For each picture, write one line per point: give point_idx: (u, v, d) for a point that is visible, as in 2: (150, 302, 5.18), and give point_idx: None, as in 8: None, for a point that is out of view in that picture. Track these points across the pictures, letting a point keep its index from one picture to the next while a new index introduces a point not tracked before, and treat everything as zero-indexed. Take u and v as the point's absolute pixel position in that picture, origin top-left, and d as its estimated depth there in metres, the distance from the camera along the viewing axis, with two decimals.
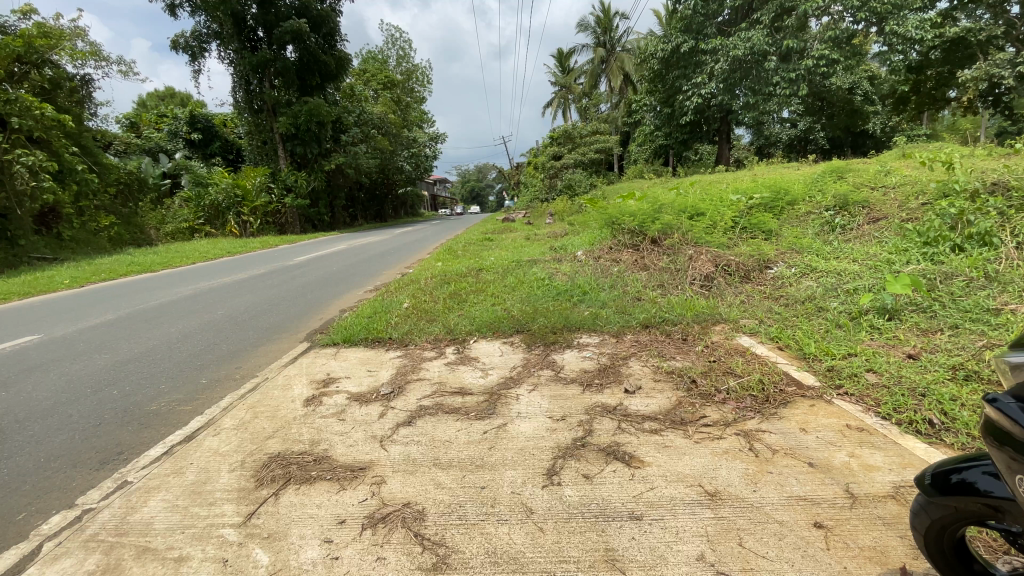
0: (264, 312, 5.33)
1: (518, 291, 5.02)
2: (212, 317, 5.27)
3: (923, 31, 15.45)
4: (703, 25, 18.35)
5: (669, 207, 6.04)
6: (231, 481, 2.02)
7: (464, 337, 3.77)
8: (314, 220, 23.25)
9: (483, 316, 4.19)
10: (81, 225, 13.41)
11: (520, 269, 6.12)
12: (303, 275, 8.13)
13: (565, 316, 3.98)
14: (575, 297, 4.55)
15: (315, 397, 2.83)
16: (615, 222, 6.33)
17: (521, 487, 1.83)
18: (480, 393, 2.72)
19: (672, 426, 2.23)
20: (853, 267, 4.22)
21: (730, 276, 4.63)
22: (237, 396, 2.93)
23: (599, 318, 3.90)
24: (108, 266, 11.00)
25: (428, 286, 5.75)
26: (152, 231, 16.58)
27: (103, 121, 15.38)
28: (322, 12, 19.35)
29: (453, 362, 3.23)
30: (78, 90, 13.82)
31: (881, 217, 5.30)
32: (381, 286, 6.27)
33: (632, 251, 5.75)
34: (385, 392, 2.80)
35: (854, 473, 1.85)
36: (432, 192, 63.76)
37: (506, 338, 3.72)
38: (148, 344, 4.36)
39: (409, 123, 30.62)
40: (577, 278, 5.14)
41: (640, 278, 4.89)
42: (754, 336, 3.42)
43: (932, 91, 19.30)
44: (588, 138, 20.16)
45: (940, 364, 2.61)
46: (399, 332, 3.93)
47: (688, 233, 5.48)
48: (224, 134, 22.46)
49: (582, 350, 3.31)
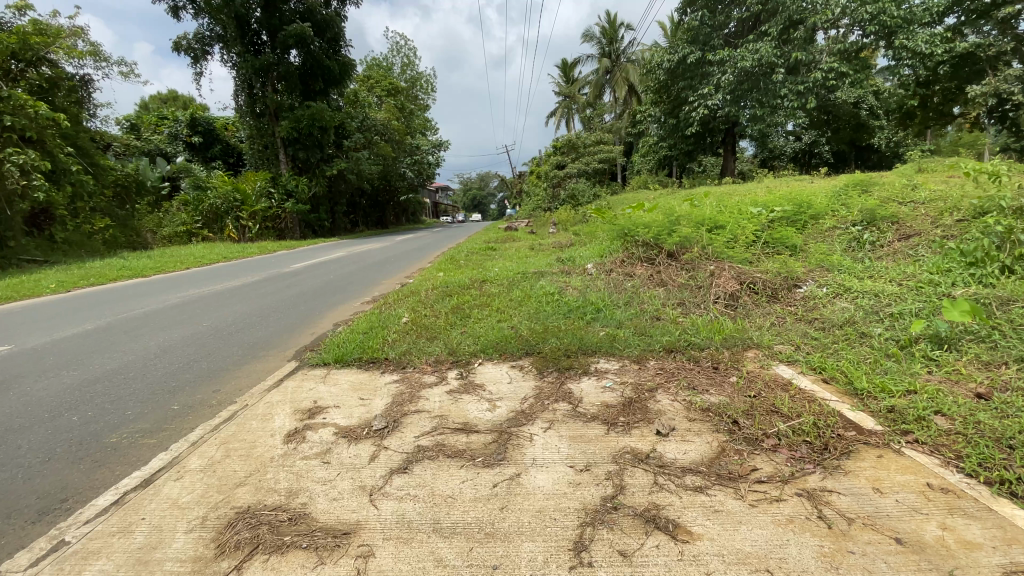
0: (254, 325, 4.97)
1: (525, 306, 4.66)
2: (196, 329, 4.90)
3: (932, 46, 15.43)
4: (709, 37, 18.48)
5: (686, 220, 5.68)
6: (185, 547, 1.65)
7: (467, 358, 3.42)
8: (314, 227, 22.91)
9: (488, 334, 3.84)
10: (74, 226, 13.25)
11: (527, 282, 5.78)
12: (300, 284, 7.77)
13: (578, 337, 3.61)
14: (588, 315, 4.19)
15: (299, 431, 2.47)
16: (628, 233, 5.96)
17: (541, 569, 1.46)
18: (488, 430, 2.34)
19: (722, 483, 1.87)
20: (892, 288, 3.90)
21: (756, 294, 4.25)
22: (209, 428, 2.56)
23: (617, 340, 3.55)
24: (99, 270, 10.69)
25: (429, 299, 5.40)
26: (148, 235, 16.22)
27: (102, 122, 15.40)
28: (326, 16, 19.28)
29: (457, 390, 2.87)
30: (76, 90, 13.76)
31: (913, 235, 4.97)
32: (378, 298, 5.89)
33: (646, 265, 5.37)
34: (376, 428, 2.42)
35: (954, 554, 1.50)
36: (434, 200, 63.83)
37: (513, 361, 3.36)
38: (123, 359, 3.99)
39: (412, 131, 30.49)
40: (589, 294, 4.78)
41: (658, 295, 4.53)
42: (792, 366, 3.06)
43: (939, 107, 19.19)
44: (591, 148, 19.97)
45: (1019, 407, 2.26)
46: (396, 352, 3.56)
47: (707, 247, 5.06)
48: (225, 137, 22.27)
49: (601, 378, 2.96)
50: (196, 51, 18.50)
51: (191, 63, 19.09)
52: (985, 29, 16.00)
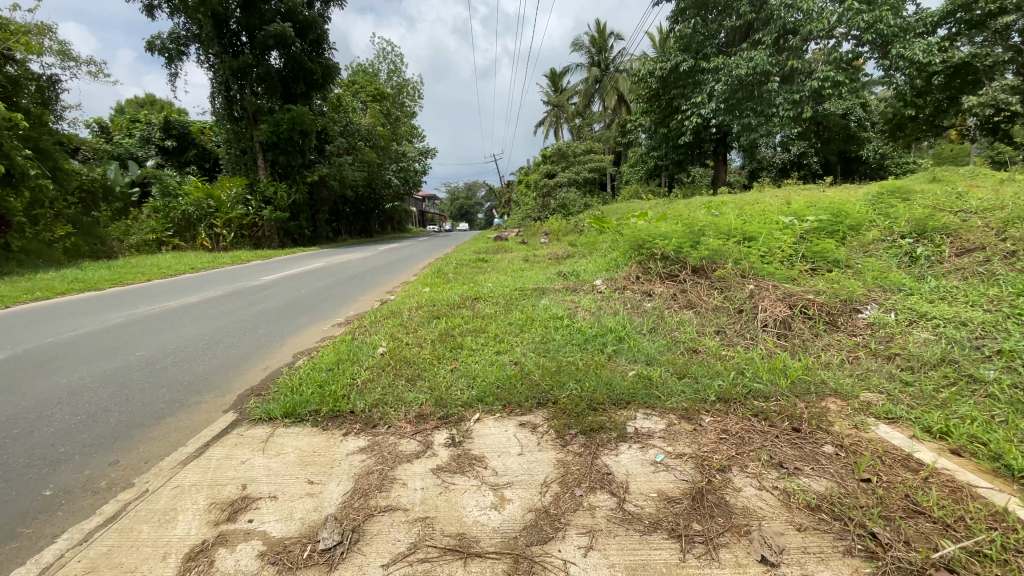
0: (196, 356, 4.06)
1: (529, 332, 3.84)
2: (124, 361, 3.98)
3: (929, 55, 15.05)
4: (703, 45, 18.12)
5: (711, 230, 4.93)
6: None
7: (459, 412, 2.57)
8: (294, 235, 21.88)
9: (487, 374, 3.01)
10: (32, 234, 12.23)
11: (525, 301, 4.98)
12: (266, 299, 6.86)
13: (603, 381, 2.77)
14: (608, 347, 3.37)
15: (210, 550, 1.64)
16: (643, 245, 5.19)
17: None
18: (496, 554, 1.54)
19: None
20: (986, 316, 3.18)
21: (811, 322, 3.49)
22: (77, 543, 1.73)
23: (653, 384, 2.75)
24: (46, 283, 9.63)
25: (412, 322, 4.55)
26: (114, 242, 15.19)
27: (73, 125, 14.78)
28: (309, 17, 18.47)
29: (448, 467, 2.05)
30: (45, 90, 13.36)
31: (975, 249, 4.30)
32: (353, 320, 5.01)
33: (667, 282, 4.58)
34: (325, 547, 1.60)
35: None
36: (419, 209, 63.00)
37: (520, 414, 2.54)
38: (13, 406, 3.08)
39: (399, 138, 29.64)
40: (605, 318, 3.97)
41: (689, 320, 3.76)
42: (896, 429, 2.33)
43: (930, 119, 19.05)
44: (582, 157, 19.36)
45: None
46: (366, 402, 2.71)
47: (740, 262, 4.29)
48: (201, 142, 21.26)
49: (646, 446, 2.16)
50: (171, 51, 17.58)
51: (165, 64, 18.16)
52: (979, 39, 15.76)
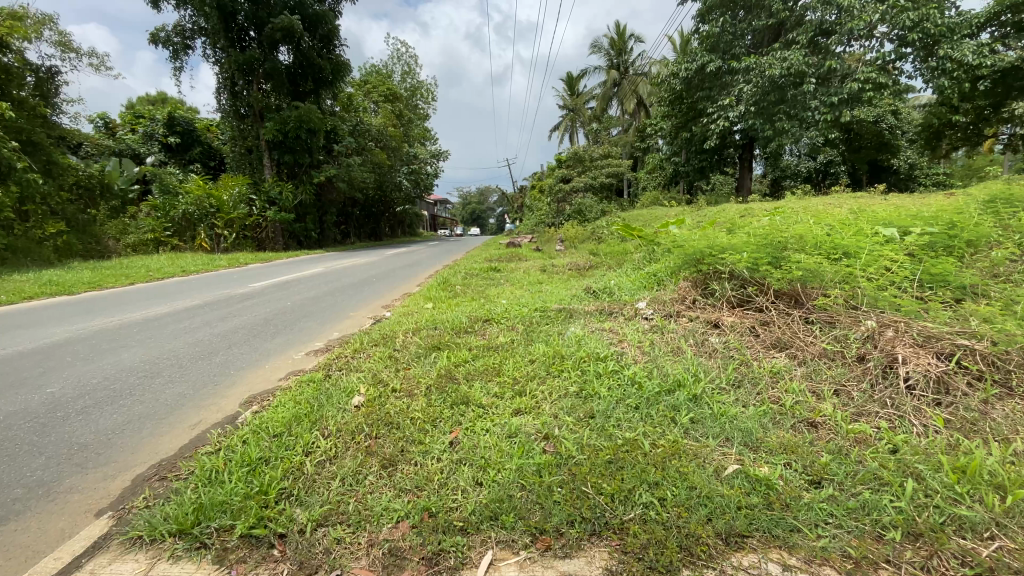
0: (113, 399, 3.05)
1: (562, 380, 2.80)
2: (19, 405, 2.99)
3: (981, 57, 13.55)
4: (731, 45, 16.95)
5: (794, 242, 3.84)
6: None
7: (459, 549, 1.53)
8: (299, 237, 21.02)
9: (505, 460, 1.95)
10: (21, 231, 11.42)
11: (551, 329, 3.95)
12: (242, 312, 5.88)
13: (697, 490, 1.71)
14: (682, 414, 2.31)
15: None
16: (704, 257, 4.15)
17: None
18: None
19: None
20: None
21: (977, 383, 2.40)
22: None
23: (780, 500, 1.68)
24: (19, 285, 8.77)
25: (406, 354, 3.52)
26: (110, 241, 14.45)
27: (75, 119, 14.20)
28: (318, 11, 17.62)
29: None
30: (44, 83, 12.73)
31: None
32: (332, 349, 3.98)
33: (741, 310, 3.53)
34: None
35: None
36: (432, 213, 62.35)
37: (562, 561, 1.48)
38: None
39: (411, 140, 28.88)
40: (665, 361, 2.91)
41: (791, 368, 2.69)
42: None
43: (971, 128, 17.71)
44: (599, 161, 18.24)
45: None
46: (312, 516, 1.69)
47: (845, 287, 3.21)
48: (206, 139, 20.53)
49: None
50: (176, 44, 16.88)
51: (171, 57, 17.46)
52: None
